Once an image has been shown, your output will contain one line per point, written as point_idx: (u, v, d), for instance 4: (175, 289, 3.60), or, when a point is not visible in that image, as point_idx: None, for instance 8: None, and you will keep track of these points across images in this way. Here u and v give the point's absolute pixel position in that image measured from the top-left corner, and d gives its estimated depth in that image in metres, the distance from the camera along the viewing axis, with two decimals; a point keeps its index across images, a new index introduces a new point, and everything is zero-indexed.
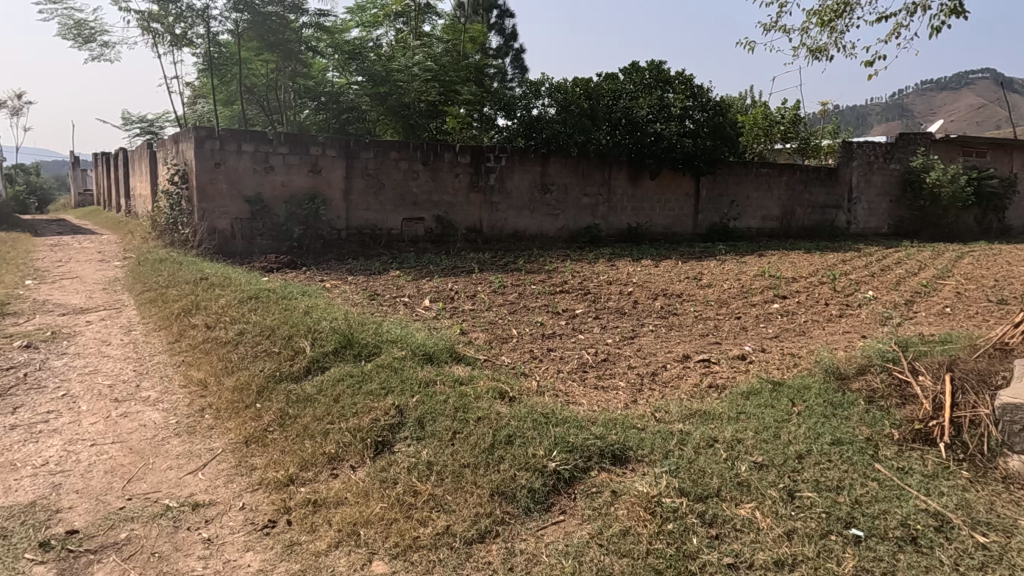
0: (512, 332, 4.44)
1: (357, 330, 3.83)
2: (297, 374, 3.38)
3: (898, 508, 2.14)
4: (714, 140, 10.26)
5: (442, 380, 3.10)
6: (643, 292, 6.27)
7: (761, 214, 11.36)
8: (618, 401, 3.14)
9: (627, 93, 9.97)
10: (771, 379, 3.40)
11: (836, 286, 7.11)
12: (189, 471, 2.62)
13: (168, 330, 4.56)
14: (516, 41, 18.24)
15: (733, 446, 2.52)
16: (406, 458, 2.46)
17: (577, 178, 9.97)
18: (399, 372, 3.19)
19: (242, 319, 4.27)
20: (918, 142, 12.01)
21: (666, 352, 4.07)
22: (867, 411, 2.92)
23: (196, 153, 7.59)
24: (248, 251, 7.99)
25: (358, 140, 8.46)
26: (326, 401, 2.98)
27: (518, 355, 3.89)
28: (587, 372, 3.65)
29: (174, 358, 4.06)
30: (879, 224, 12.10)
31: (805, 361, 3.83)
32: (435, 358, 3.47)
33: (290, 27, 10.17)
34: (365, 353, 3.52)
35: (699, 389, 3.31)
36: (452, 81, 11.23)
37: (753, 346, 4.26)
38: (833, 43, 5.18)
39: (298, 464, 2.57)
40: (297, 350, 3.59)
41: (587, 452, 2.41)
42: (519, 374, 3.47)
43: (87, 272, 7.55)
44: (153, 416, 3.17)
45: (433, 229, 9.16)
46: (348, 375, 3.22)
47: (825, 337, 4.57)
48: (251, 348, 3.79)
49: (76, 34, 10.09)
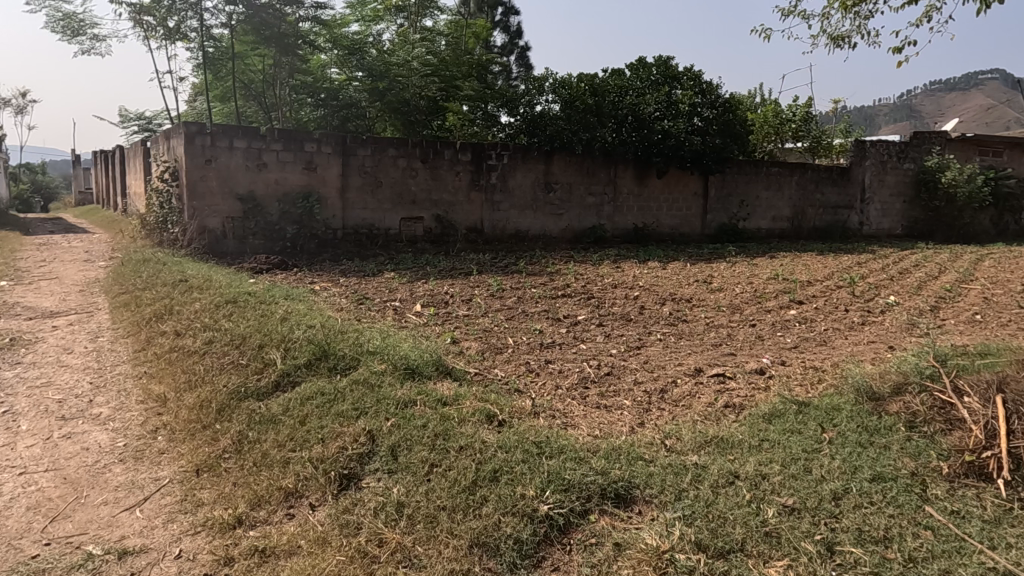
0: (507, 341, 4.07)
1: (335, 340, 3.47)
2: (264, 390, 3.03)
3: (961, 568, 1.77)
4: (723, 138, 9.91)
5: (423, 400, 2.73)
6: (650, 296, 5.92)
7: (772, 215, 10.96)
8: (622, 424, 2.77)
9: (634, 90, 9.60)
10: (795, 398, 3.03)
11: (855, 290, 6.72)
12: (125, 507, 2.27)
13: (135, 337, 4.21)
14: (521, 39, 17.89)
15: (758, 485, 2.16)
16: (374, 496, 2.11)
17: (581, 177, 9.59)
18: (376, 390, 2.84)
19: (214, 326, 3.92)
20: (933, 141, 11.62)
21: (677, 365, 3.69)
22: (909, 438, 2.55)
23: (186, 150, 7.26)
24: (238, 250, 7.67)
25: (355, 137, 8.12)
26: (292, 423, 2.63)
27: (512, 368, 3.53)
28: (588, 388, 3.27)
29: (137, 368, 3.71)
30: (893, 226, 11.69)
31: (830, 377, 3.46)
32: (419, 372, 3.12)
33: (286, 21, 9.81)
34: (343, 365, 3.17)
35: (713, 409, 2.95)
36: (452, 77, 10.89)
37: (771, 358, 3.89)
38: (856, 31, 4.81)
39: (250, 502, 2.22)
40: (268, 362, 3.25)
41: (585, 491, 2.06)
42: (512, 392, 3.11)
43: (68, 273, 7.22)
44: (99, 438, 2.82)
45: (432, 229, 8.80)
46: (320, 392, 2.88)
47: (849, 348, 4.20)
48: (218, 359, 3.44)
49: (66, 27, 9.80)
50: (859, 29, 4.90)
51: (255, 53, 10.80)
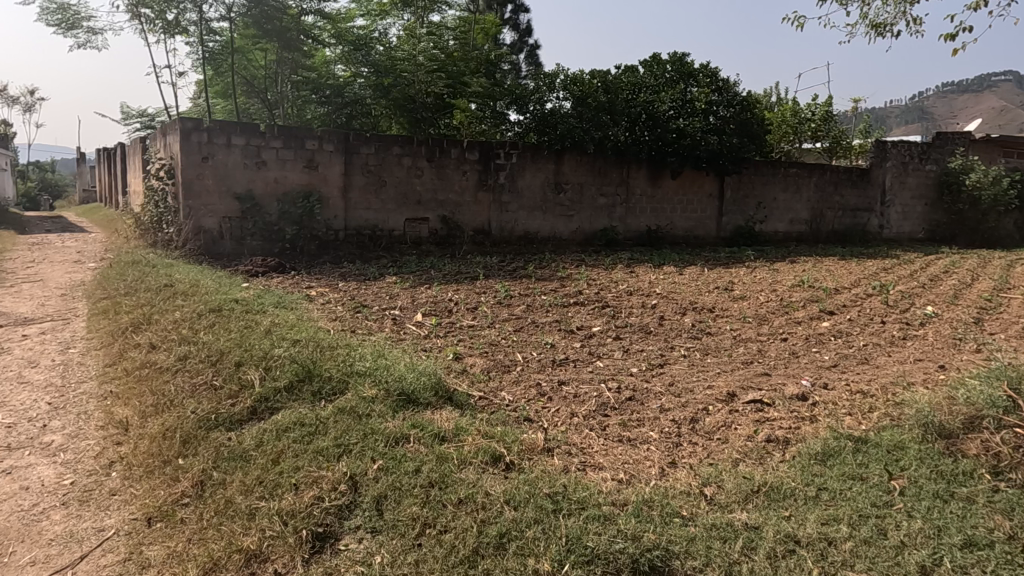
0: (516, 358, 3.67)
1: (323, 358, 3.09)
2: (237, 418, 2.65)
3: None
4: (740, 137, 9.50)
5: (418, 435, 2.34)
6: (669, 305, 5.50)
7: (790, 217, 10.52)
8: (649, 464, 2.40)
9: (648, 87, 9.18)
10: (848, 433, 2.62)
11: (888, 298, 6.29)
12: (57, 569, 1.90)
13: (107, 350, 3.83)
14: (531, 37, 17.46)
15: (825, 556, 1.76)
16: (353, 565, 1.72)
17: (593, 177, 9.18)
18: (365, 421, 2.45)
19: (191, 339, 3.55)
20: (956, 142, 11.17)
21: (706, 389, 3.27)
22: (996, 489, 2.14)
23: (182, 146, 6.89)
24: (236, 252, 7.30)
25: (357, 134, 7.74)
26: (263, 462, 2.25)
27: (522, 392, 3.12)
28: (608, 417, 2.88)
29: (103, 387, 3.32)
30: (915, 229, 11.23)
31: (882, 405, 3.05)
32: (415, 399, 2.72)
33: (288, 14, 9.44)
34: (328, 391, 2.79)
35: (755, 447, 2.56)
36: (460, 73, 10.26)
37: (811, 380, 3.48)
38: (901, 18, 4.41)
39: (202, 566, 1.83)
40: (244, 384, 2.87)
41: (613, 564, 1.67)
42: (521, 422, 2.72)
43: (54, 274, 6.88)
44: (43, 475, 2.44)
45: (437, 230, 8.40)
46: (299, 423, 2.50)
47: (896, 368, 3.79)
48: (190, 379, 3.06)
49: (61, 19, 9.47)
50: (903, 15, 4.48)
51: (257, 48, 10.47)
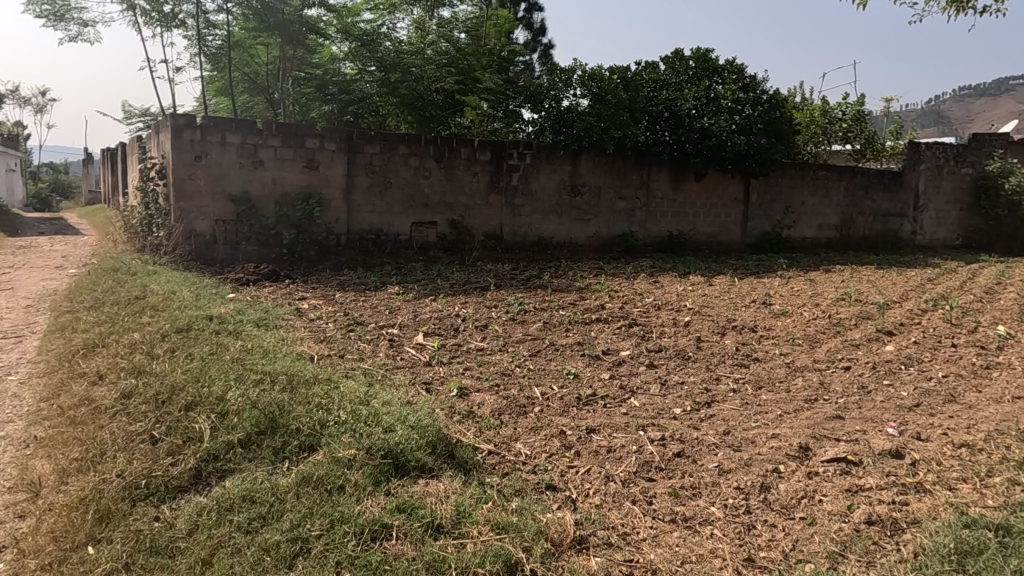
0: (533, 394, 3.03)
1: (291, 403, 2.45)
2: (177, 486, 2.04)
3: None
4: (768, 138, 8.82)
5: (404, 526, 1.74)
6: (705, 323, 4.83)
7: (819, 222, 9.83)
8: (719, 564, 1.78)
9: (671, 84, 8.51)
10: (978, 515, 1.98)
11: (946, 315, 5.59)
12: None
13: (49, 379, 3.21)
14: (545, 36, 16.79)
15: None
16: None
17: (612, 179, 8.53)
18: (336, 501, 1.84)
19: (144, 371, 2.93)
20: (994, 143, 10.44)
21: (770, 440, 2.62)
22: None
23: (173, 144, 6.34)
24: (229, 257, 6.71)
25: (360, 132, 7.13)
26: (189, 564, 1.64)
27: (541, 444, 2.48)
28: (655, 482, 2.24)
29: (29, 429, 2.69)
30: (949, 235, 10.51)
31: (998, 465, 2.40)
32: (405, 464, 2.08)
33: (290, 6, 8.82)
34: (294, 448, 2.18)
35: (856, 535, 1.92)
36: (471, 69, 9.62)
37: (897, 428, 2.82)
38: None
39: None
40: (191, 437, 2.26)
41: None
42: (543, 492, 2.09)
43: (28, 282, 6.31)
44: None
45: (446, 234, 7.77)
46: (249, 498, 1.88)
47: (991, 408, 3.13)
48: (127, 427, 2.43)
49: (51, 11, 8.96)
50: None
51: (257, 42, 9.88)
